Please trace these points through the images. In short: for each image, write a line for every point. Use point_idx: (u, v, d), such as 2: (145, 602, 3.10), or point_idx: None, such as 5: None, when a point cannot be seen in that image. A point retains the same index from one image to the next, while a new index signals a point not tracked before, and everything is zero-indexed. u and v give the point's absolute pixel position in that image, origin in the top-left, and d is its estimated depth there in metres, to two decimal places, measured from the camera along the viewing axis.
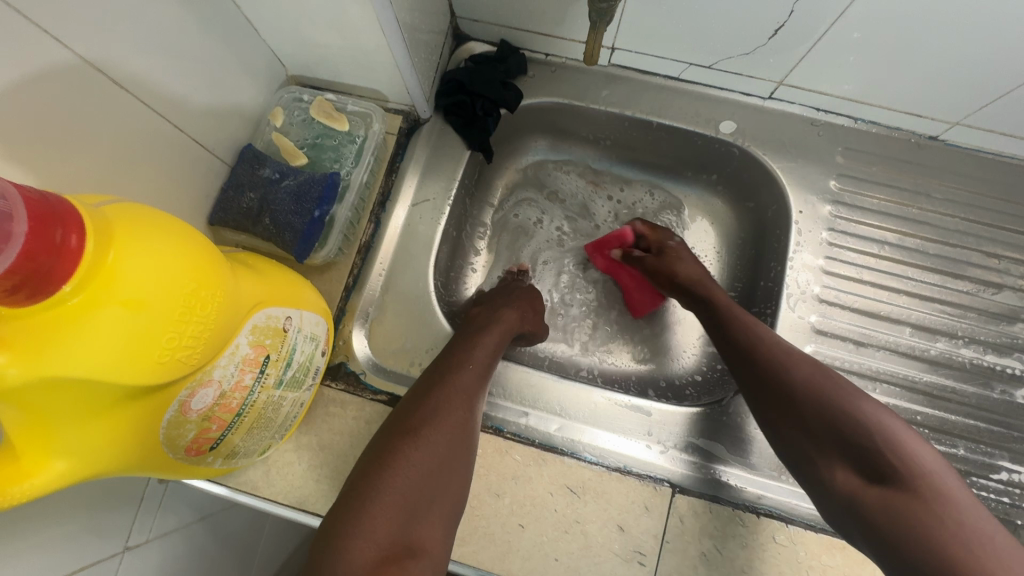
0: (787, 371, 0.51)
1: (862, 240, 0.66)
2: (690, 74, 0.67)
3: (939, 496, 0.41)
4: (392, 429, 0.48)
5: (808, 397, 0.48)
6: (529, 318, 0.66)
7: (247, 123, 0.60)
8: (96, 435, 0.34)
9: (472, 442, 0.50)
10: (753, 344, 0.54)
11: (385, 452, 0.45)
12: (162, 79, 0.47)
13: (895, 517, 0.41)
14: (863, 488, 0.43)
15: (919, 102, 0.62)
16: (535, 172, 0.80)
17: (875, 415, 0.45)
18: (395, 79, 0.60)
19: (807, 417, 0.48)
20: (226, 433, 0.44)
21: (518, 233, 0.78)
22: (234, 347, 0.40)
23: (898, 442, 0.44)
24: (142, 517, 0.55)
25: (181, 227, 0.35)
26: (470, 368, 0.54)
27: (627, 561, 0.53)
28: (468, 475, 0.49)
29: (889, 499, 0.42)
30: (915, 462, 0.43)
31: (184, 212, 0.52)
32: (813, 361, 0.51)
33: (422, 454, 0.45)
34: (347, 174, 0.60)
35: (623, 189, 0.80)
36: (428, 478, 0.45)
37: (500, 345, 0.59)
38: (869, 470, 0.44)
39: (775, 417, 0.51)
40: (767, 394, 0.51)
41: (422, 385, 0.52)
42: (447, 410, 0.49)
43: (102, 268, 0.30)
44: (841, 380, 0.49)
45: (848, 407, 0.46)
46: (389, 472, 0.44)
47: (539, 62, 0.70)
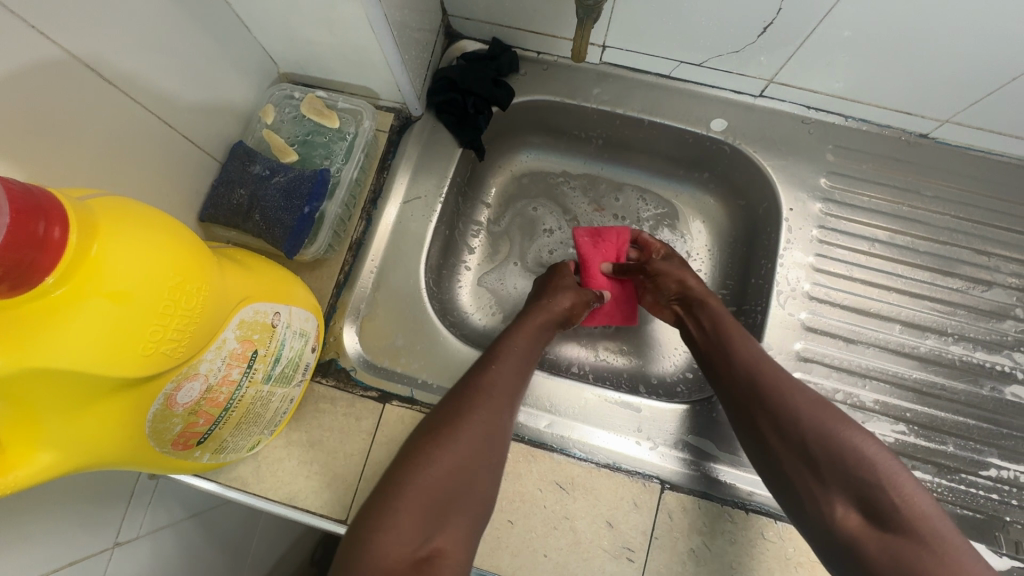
0: (783, 400, 0.50)
1: (852, 238, 0.66)
2: (681, 72, 0.67)
3: (935, 539, 0.41)
4: (420, 432, 0.48)
5: (807, 427, 0.48)
6: (564, 306, 0.64)
7: (238, 121, 0.60)
8: (80, 428, 0.34)
9: (501, 445, 0.49)
10: (751, 368, 0.54)
11: (413, 453, 0.46)
12: (153, 75, 0.48)
13: (895, 559, 0.41)
14: (858, 525, 0.44)
15: (908, 99, 0.62)
16: (531, 186, 0.80)
17: (872, 453, 0.45)
18: (386, 76, 0.60)
19: (807, 447, 0.48)
20: (213, 428, 0.44)
21: (528, 229, 0.78)
22: (221, 340, 0.41)
23: (894, 481, 0.44)
24: (133, 513, 0.55)
25: (168, 221, 0.36)
26: (497, 368, 0.54)
27: (615, 558, 0.53)
28: (495, 478, 0.48)
29: (884, 540, 0.42)
30: (913, 502, 0.43)
31: (174, 208, 0.53)
32: (810, 391, 0.51)
33: (446, 454, 0.45)
34: (337, 170, 0.60)
35: (618, 199, 0.79)
36: (452, 476, 0.45)
37: (531, 347, 0.58)
38: (865, 506, 0.44)
39: (768, 435, 0.50)
40: (766, 421, 0.51)
41: (453, 388, 0.52)
42: (474, 411, 0.49)
43: (85, 260, 0.30)
44: (838, 414, 0.49)
45: (848, 444, 0.46)
46: (414, 471, 0.44)
47: (531, 60, 0.70)
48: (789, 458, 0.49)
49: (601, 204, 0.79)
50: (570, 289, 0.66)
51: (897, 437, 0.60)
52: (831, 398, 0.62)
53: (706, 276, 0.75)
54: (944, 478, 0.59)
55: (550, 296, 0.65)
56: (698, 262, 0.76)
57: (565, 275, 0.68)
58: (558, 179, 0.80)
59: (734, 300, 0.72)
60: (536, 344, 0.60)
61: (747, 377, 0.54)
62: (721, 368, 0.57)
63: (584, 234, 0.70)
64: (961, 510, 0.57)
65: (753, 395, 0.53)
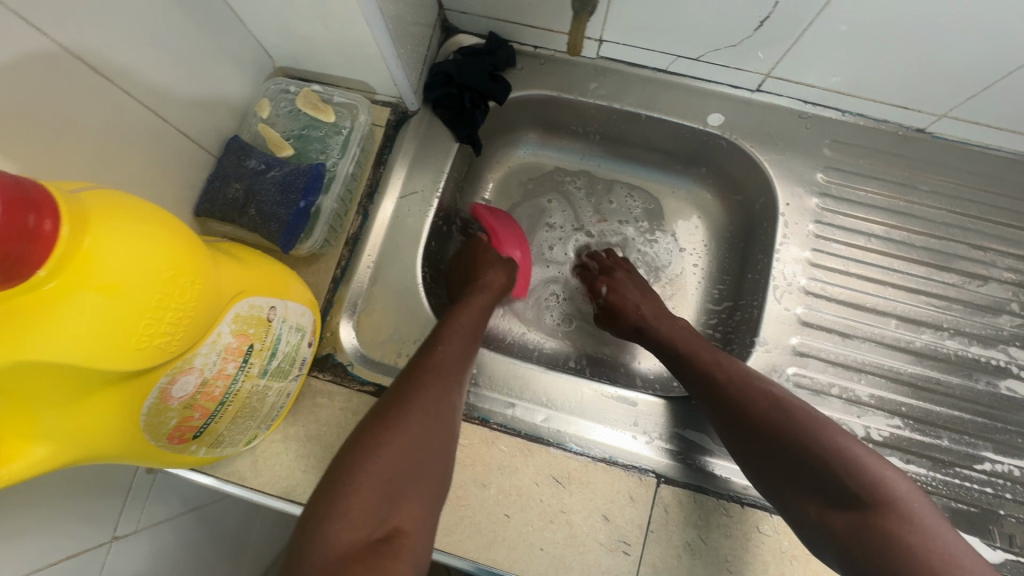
0: (743, 405, 0.52)
1: (848, 233, 0.66)
2: (678, 66, 0.67)
3: (905, 521, 0.41)
4: (370, 416, 0.47)
5: (765, 427, 0.50)
6: (497, 281, 0.66)
7: (233, 115, 0.60)
8: (77, 421, 0.34)
9: (450, 424, 0.49)
10: (709, 378, 0.56)
11: (362, 437, 0.45)
12: (147, 69, 0.47)
13: (867, 544, 0.41)
14: (830, 514, 0.44)
15: (905, 94, 0.62)
16: (535, 190, 0.80)
17: (834, 441, 0.46)
18: (382, 70, 0.60)
19: (773, 446, 0.49)
20: (210, 421, 0.45)
21: (538, 214, 0.79)
22: (216, 334, 0.41)
23: (858, 466, 0.45)
24: (130, 508, 0.55)
25: (163, 215, 0.36)
26: (444, 352, 0.53)
27: (611, 551, 0.54)
28: (447, 456, 0.48)
29: (854, 526, 0.43)
30: (881, 485, 0.44)
31: (169, 202, 0.52)
32: (769, 391, 0.52)
33: (396, 436, 0.45)
34: (333, 164, 0.60)
35: (610, 199, 0.80)
36: (403, 459, 0.44)
37: (476, 332, 0.58)
38: (833, 495, 0.44)
39: (739, 433, 0.52)
40: (732, 425, 0.52)
41: (401, 372, 0.52)
42: (421, 393, 0.49)
43: (79, 253, 0.30)
44: (796, 409, 0.50)
45: (808, 438, 0.47)
46: (364, 456, 0.43)
47: (528, 54, 0.70)
48: (759, 458, 0.50)
49: (603, 213, 0.79)
50: (497, 263, 0.68)
51: (892, 431, 0.60)
52: (827, 393, 0.62)
53: (703, 272, 0.76)
54: (939, 472, 0.59)
55: (480, 275, 0.66)
56: (694, 259, 0.77)
57: (483, 250, 0.70)
58: (563, 177, 0.80)
59: (730, 296, 0.72)
60: (478, 325, 0.60)
61: (704, 387, 0.56)
62: (684, 379, 0.58)
63: (480, 209, 0.75)
64: (956, 504, 0.57)
65: (717, 403, 0.54)
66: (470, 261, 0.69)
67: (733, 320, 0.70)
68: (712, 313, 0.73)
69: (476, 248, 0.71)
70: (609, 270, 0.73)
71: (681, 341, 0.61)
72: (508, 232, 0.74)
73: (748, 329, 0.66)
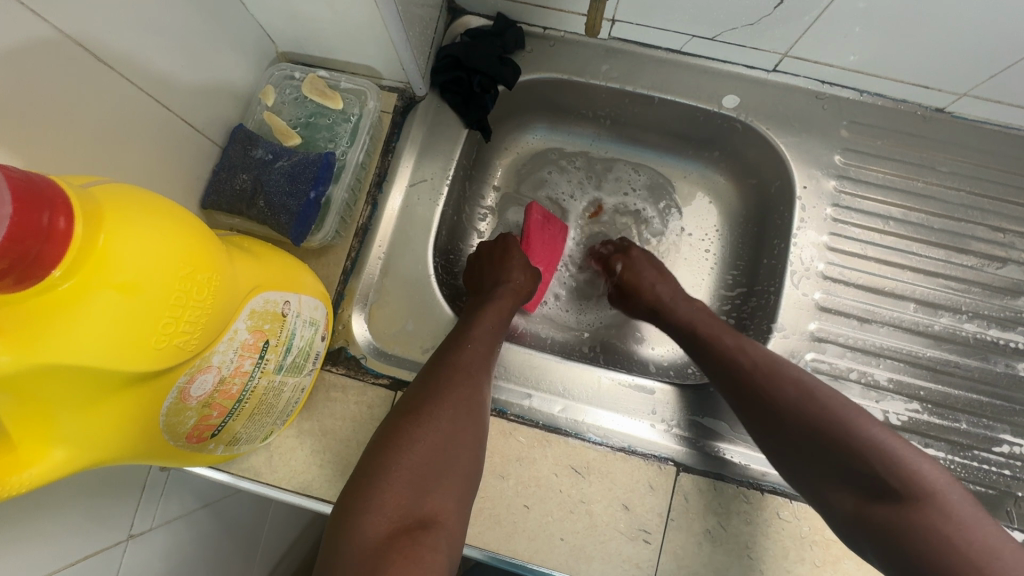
0: (770, 396, 0.51)
1: (866, 216, 0.65)
2: (692, 46, 0.65)
3: (944, 515, 0.41)
4: (400, 410, 0.47)
5: (795, 420, 0.49)
6: (522, 283, 0.64)
7: (236, 103, 0.58)
8: (96, 422, 0.33)
9: (481, 417, 0.49)
10: (732, 364, 0.55)
11: (393, 431, 0.45)
12: (148, 56, 0.45)
13: (907, 538, 0.41)
14: (868, 506, 0.44)
15: (926, 73, 0.60)
16: (532, 169, 0.78)
17: (870, 434, 0.45)
18: (390, 54, 0.58)
19: (804, 440, 0.48)
20: (227, 420, 0.44)
21: (539, 186, 0.78)
22: (232, 332, 0.40)
23: (896, 459, 0.44)
24: (145, 506, 0.54)
25: (178, 212, 0.34)
26: (472, 346, 0.53)
27: (632, 540, 0.54)
28: (479, 449, 0.47)
29: (888, 514, 0.43)
30: (920, 477, 0.43)
31: (175, 195, 0.51)
32: (797, 377, 0.51)
33: (427, 431, 0.45)
34: (342, 154, 0.58)
35: (610, 174, 0.78)
36: (436, 452, 0.44)
37: (499, 325, 0.57)
38: (870, 487, 0.44)
39: (769, 427, 0.51)
40: (756, 416, 0.52)
41: (429, 367, 0.52)
42: (450, 386, 0.49)
43: (94, 251, 0.29)
44: (828, 399, 0.48)
45: (843, 432, 0.46)
46: (396, 451, 0.43)
47: (537, 36, 0.68)
48: (788, 452, 0.49)
49: (605, 191, 0.78)
50: (524, 268, 0.65)
51: (911, 416, 0.60)
52: (845, 377, 0.62)
53: (715, 257, 0.75)
54: (957, 455, 0.59)
55: (505, 274, 0.64)
56: (707, 245, 0.76)
57: (513, 247, 0.67)
58: (558, 154, 0.78)
59: (745, 281, 0.71)
60: (504, 319, 0.59)
61: (727, 376, 0.55)
62: (706, 364, 0.58)
63: (536, 211, 0.71)
64: (973, 486, 0.57)
65: (742, 394, 0.53)
66: (497, 255, 0.66)
67: (748, 306, 0.69)
68: (724, 299, 0.73)
69: (507, 243, 0.67)
70: (626, 249, 0.71)
71: (699, 324, 0.60)
72: (547, 249, 0.72)
73: (765, 315, 0.65)
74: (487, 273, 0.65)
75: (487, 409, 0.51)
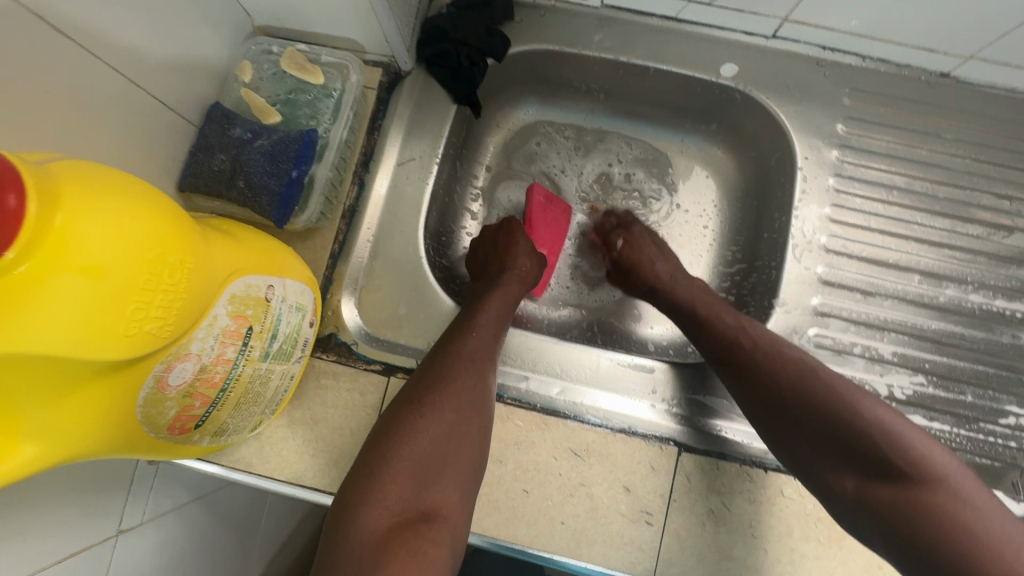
0: (770, 376, 0.49)
1: (870, 186, 0.64)
2: (689, 13, 0.62)
3: (952, 497, 0.40)
4: (401, 400, 0.45)
5: (796, 400, 0.47)
6: (528, 269, 0.62)
7: (211, 80, 0.55)
8: (68, 414, 0.31)
9: (487, 406, 0.47)
10: (732, 341, 0.53)
11: (394, 421, 0.43)
12: (114, 28, 0.43)
13: (913, 519, 0.40)
14: (872, 488, 0.43)
15: (932, 35, 0.58)
16: (520, 143, 0.76)
17: (876, 415, 0.44)
18: (372, 25, 0.55)
19: (806, 420, 0.46)
20: (211, 410, 0.42)
21: (530, 161, 0.75)
22: (212, 318, 0.38)
23: (902, 442, 0.43)
24: (134, 500, 0.52)
25: (147, 189, 0.32)
26: (476, 334, 0.51)
27: (634, 521, 0.53)
28: (484, 439, 0.46)
29: (898, 497, 0.41)
30: (929, 462, 0.42)
31: (150, 177, 0.49)
32: (799, 358, 0.50)
33: (429, 417, 0.43)
34: (325, 131, 0.56)
35: (602, 145, 0.76)
36: (439, 444, 0.42)
37: (505, 312, 0.55)
38: (874, 468, 0.43)
39: (763, 403, 0.49)
40: (756, 396, 0.50)
41: (432, 354, 0.50)
42: (451, 373, 0.47)
43: (51, 232, 0.27)
44: (832, 379, 0.47)
45: (847, 412, 0.45)
46: (398, 442, 0.42)
47: (527, 5, 0.65)
48: (788, 432, 0.48)
49: (598, 164, 0.76)
50: (529, 253, 0.63)
51: (915, 389, 0.59)
52: (849, 352, 0.60)
53: (714, 232, 0.73)
54: (962, 428, 0.58)
55: (511, 260, 0.62)
56: (706, 222, 0.73)
57: (517, 233, 0.64)
58: (547, 128, 0.76)
59: (745, 257, 0.69)
60: (511, 306, 0.57)
61: (725, 353, 0.53)
62: (703, 343, 0.56)
63: (537, 193, 0.69)
64: (978, 459, 0.56)
65: (739, 372, 0.52)
66: (501, 240, 0.64)
67: (748, 282, 0.68)
68: (724, 275, 0.71)
69: (512, 227, 0.65)
70: (628, 224, 0.69)
71: (700, 303, 0.59)
72: (551, 232, 0.70)
73: (766, 291, 0.64)
74: (491, 259, 0.63)
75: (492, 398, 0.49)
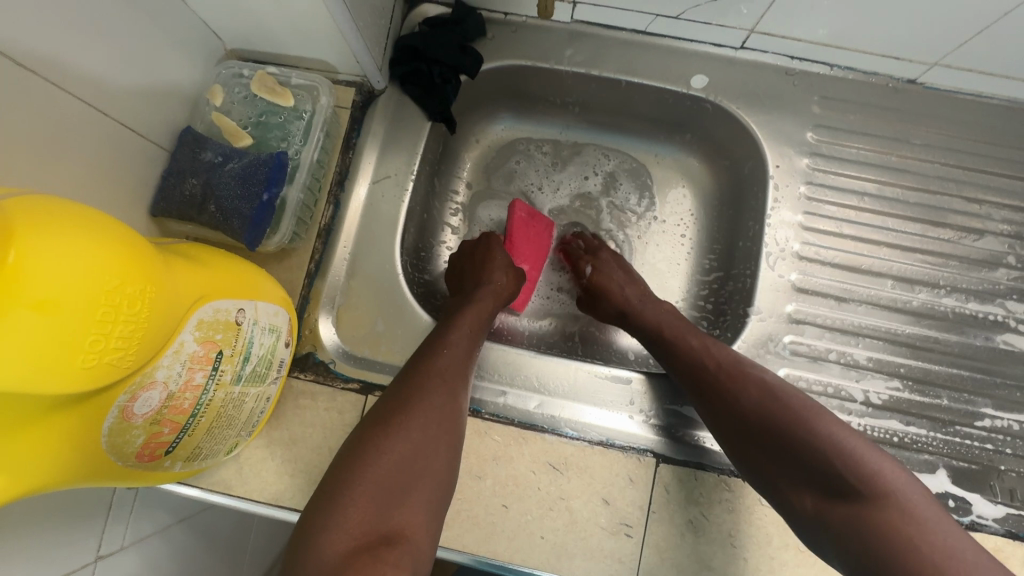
0: (733, 397, 0.50)
1: (841, 193, 0.64)
2: (658, 26, 0.63)
3: (903, 513, 0.40)
4: (366, 421, 0.46)
5: (758, 419, 0.48)
6: (504, 285, 0.62)
7: (183, 105, 0.56)
8: (29, 447, 0.32)
9: (456, 426, 0.47)
10: (697, 363, 0.54)
11: (360, 445, 0.43)
12: (81, 59, 0.43)
13: (865, 537, 0.40)
14: (828, 505, 0.43)
15: (897, 43, 0.59)
16: (499, 163, 0.76)
17: (830, 432, 0.44)
18: (343, 47, 0.56)
19: (767, 442, 0.47)
20: (183, 435, 0.42)
21: (509, 179, 0.76)
22: (178, 344, 0.38)
23: (856, 459, 0.43)
24: (112, 526, 0.52)
25: (102, 219, 0.32)
26: (443, 353, 0.51)
27: (613, 534, 0.52)
28: (454, 458, 0.46)
29: (851, 515, 0.41)
30: (880, 476, 0.42)
31: (121, 203, 0.49)
32: (760, 378, 0.50)
33: (396, 444, 0.43)
34: (296, 152, 0.56)
35: (579, 159, 0.76)
36: (403, 466, 0.43)
37: (477, 333, 0.55)
38: (830, 485, 0.43)
39: (725, 423, 0.50)
40: (721, 417, 0.50)
41: (402, 372, 0.50)
42: (419, 395, 0.47)
43: (4, 270, 0.27)
44: (790, 398, 0.48)
45: (803, 430, 0.45)
46: (360, 466, 0.42)
47: (498, 22, 0.66)
48: (750, 454, 0.48)
49: (575, 179, 0.76)
50: (506, 269, 0.63)
51: (891, 394, 0.60)
52: (824, 359, 0.61)
53: (693, 242, 0.73)
54: (939, 432, 0.58)
55: (486, 276, 0.62)
56: (683, 230, 0.74)
57: (495, 249, 0.65)
58: (526, 145, 0.76)
59: (721, 266, 0.70)
60: (483, 323, 0.57)
61: (692, 376, 0.54)
62: (672, 367, 0.56)
63: (520, 209, 0.70)
64: (956, 462, 0.57)
65: (703, 394, 0.52)
66: (478, 255, 0.65)
67: (725, 290, 0.68)
68: (701, 284, 0.71)
69: (490, 243, 0.65)
70: (596, 250, 0.69)
71: (667, 327, 0.59)
72: (532, 247, 0.71)
73: (742, 299, 0.64)
74: (468, 274, 0.64)
75: (463, 415, 0.49)
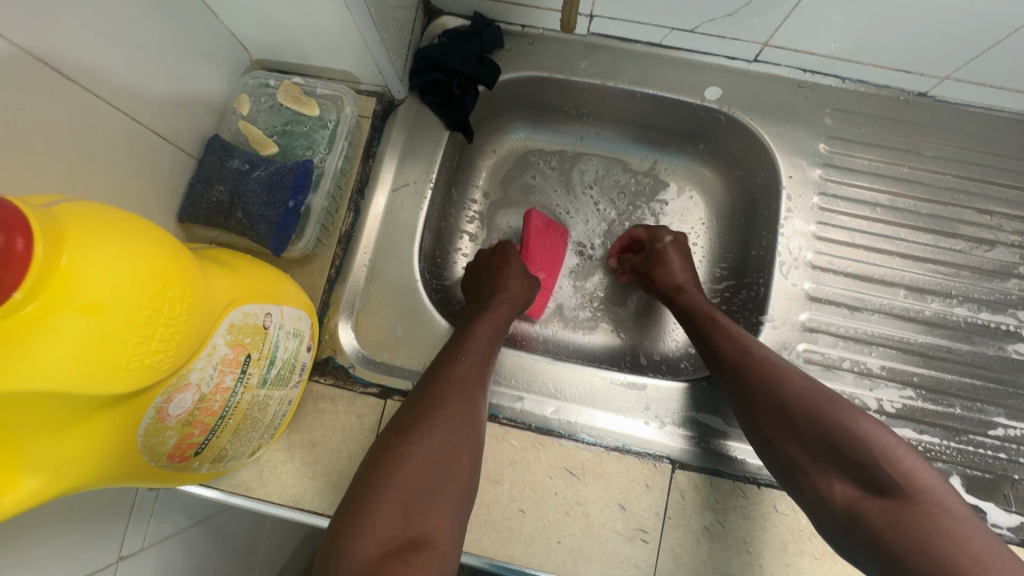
0: (774, 386, 0.50)
1: (853, 203, 0.65)
2: (672, 39, 0.64)
3: (937, 508, 0.40)
4: (392, 427, 0.46)
5: (798, 408, 0.48)
6: (519, 291, 0.63)
7: (211, 113, 0.57)
8: (71, 449, 0.32)
9: (476, 431, 0.48)
10: (739, 351, 0.54)
11: (384, 451, 0.44)
12: (115, 69, 0.44)
13: (896, 529, 0.40)
14: (861, 499, 0.43)
15: (909, 57, 0.60)
16: (515, 173, 0.77)
17: (870, 431, 0.45)
18: (365, 58, 0.57)
19: (805, 432, 0.47)
20: (211, 437, 0.43)
21: (524, 187, 0.77)
22: (211, 347, 0.39)
23: (892, 455, 0.43)
24: (134, 526, 0.53)
25: (146, 226, 0.33)
26: (466, 360, 0.52)
27: (629, 540, 0.53)
28: (475, 463, 0.46)
29: (885, 509, 0.42)
30: (916, 473, 0.42)
31: (151, 208, 0.50)
32: (802, 374, 0.51)
33: (419, 448, 0.44)
34: (321, 160, 0.58)
35: (592, 167, 0.78)
36: (427, 471, 0.43)
37: (495, 335, 0.56)
38: (866, 479, 0.43)
39: (761, 412, 0.51)
40: (758, 406, 0.51)
41: (422, 379, 0.51)
42: (443, 404, 0.47)
43: (56, 272, 0.28)
44: (831, 394, 0.48)
45: (843, 423, 0.46)
46: (386, 472, 0.42)
47: (515, 34, 0.67)
48: (787, 442, 0.48)
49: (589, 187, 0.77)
50: (521, 276, 0.64)
51: (904, 403, 0.60)
52: (838, 367, 0.61)
53: (705, 251, 0.74)
54: (952, 441, 0.59)
55: (502, 283, 0.63)
56: (696, 238, 0.75)
57: (510, 256, 0.66)
58: (542, 152, 0.78)
59: (734, 274, 0.71)
60: (501, 328, 0.58)
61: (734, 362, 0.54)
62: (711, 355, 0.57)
63: (536, 218, 0.71)
64: (969, 471, 0.57)
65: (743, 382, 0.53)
66: (495, 262, 0.66)
67: (738, 298, 0.69)
68: (713, 292, 0.72)
69: (505, 252, 0.66)
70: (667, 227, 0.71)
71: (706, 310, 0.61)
72: (548, 255, 0.72)
73: (755, 306, 0.65)
74: (484, 283, 0.64)
75: (482, 421, 0.50)
